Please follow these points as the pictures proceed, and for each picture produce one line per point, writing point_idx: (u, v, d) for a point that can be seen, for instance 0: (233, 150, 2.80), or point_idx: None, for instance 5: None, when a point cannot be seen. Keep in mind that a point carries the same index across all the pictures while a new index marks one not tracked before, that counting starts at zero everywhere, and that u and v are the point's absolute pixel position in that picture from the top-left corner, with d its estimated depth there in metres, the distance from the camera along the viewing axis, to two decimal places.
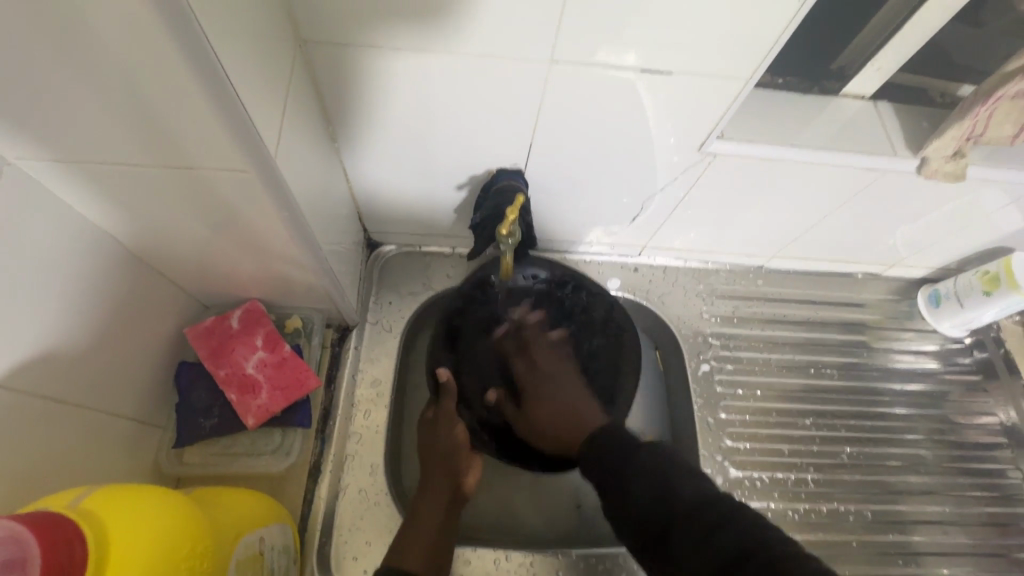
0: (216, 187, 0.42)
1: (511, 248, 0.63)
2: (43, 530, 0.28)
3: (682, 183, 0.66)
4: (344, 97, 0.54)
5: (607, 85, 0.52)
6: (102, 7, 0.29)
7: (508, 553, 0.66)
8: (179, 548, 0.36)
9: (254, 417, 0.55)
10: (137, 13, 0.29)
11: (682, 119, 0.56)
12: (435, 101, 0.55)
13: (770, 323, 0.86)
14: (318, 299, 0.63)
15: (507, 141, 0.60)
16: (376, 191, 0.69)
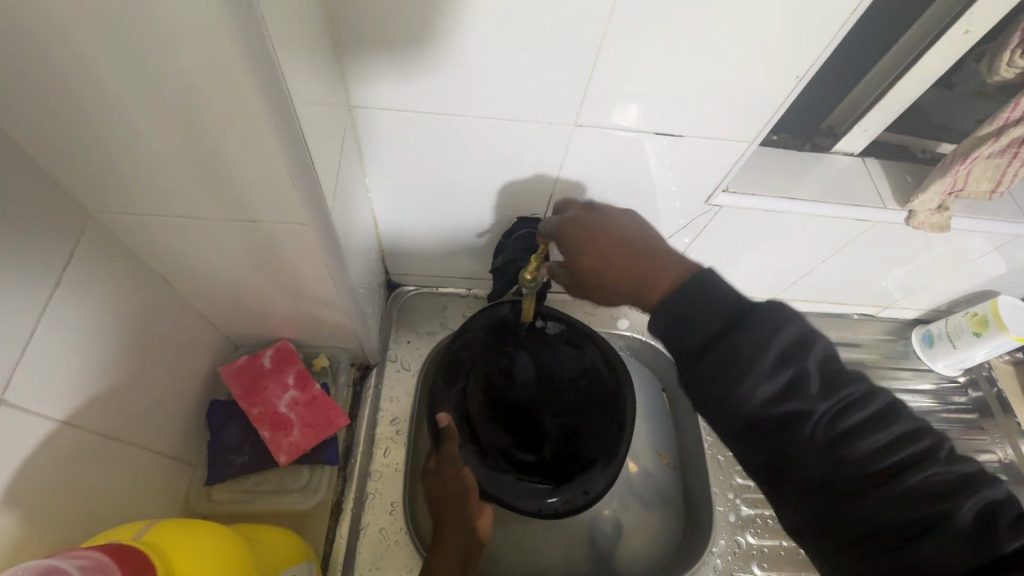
0: (272, 234, 0.45)
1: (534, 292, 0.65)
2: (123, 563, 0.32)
3: (691, 230, 0.71)
4: (380, 151, 0.59)
5: (622, 146, 0.57)
6: (210, 86, 0.33)
7: None
8: None
9: (286, 455, 0.56)
10: (243, 93, 0.33)
11: (692, 171, 0.61)
12: (465, 154, 0.59)
13: None
14: (345, 339, 0.66)
15: (529, 191, 0.64)
16: (401, 235, 0.73)
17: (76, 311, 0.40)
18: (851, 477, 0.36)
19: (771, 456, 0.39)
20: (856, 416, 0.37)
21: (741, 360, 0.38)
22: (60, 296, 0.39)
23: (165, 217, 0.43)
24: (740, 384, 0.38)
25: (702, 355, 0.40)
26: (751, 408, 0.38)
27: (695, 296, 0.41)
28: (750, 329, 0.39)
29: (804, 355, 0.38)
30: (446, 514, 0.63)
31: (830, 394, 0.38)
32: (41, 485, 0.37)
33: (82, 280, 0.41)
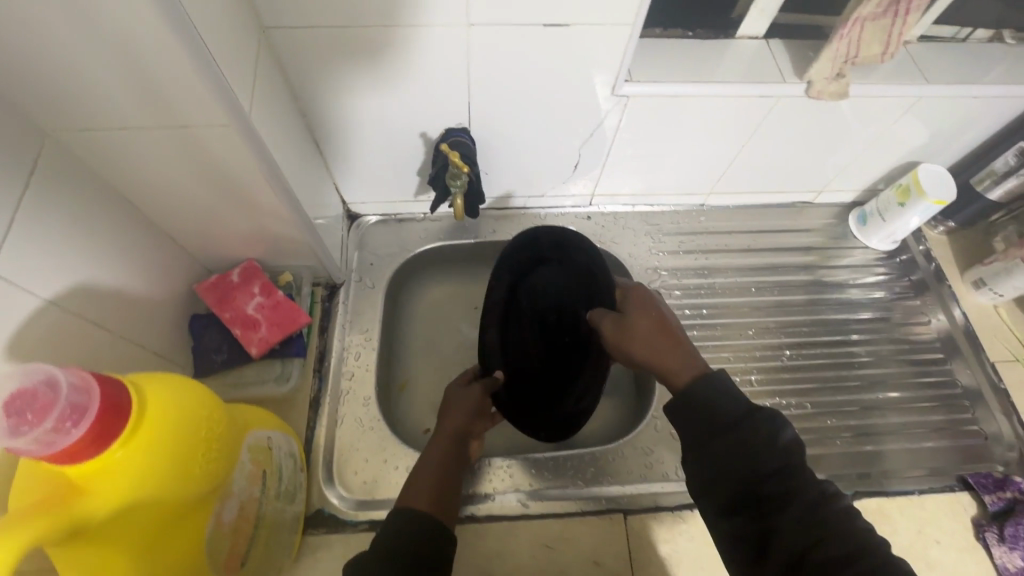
0: (205, 142, 0.52)
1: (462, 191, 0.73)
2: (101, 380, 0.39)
3: (609, 126, 0.76)
4: (306, 76, 0.65)
5: (521, 43, 0.63)
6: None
7: (490, 460, 0.73)
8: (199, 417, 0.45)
9: (257, 348, 0.66)
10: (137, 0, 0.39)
11: (592, 63, 0.66)
12: (383, 70, 0.65)
13: (714, 253, 0.95)
14: (305, 255, 0.74)
15: (449, 101, 0.70)
16: (349, 165, 0.80)
17: (49, 213, 0.48)
18: (825, 556, 0.45)
19: (756, 528, 0.48)
20: (830, 508, 0.47)
21: (734, 427, 0.50)
22: (33, 195, 0.47)
23: (108, 131, 0.50)
24: (751, 455, 0.49)
25: (700, 412, 0.52)
26: (751, 482, 0.48)
27: (715, 394, 0.53)
28: (755, 418, 0.50)
29: (795, 451, 0.50)
30: (451, 415, 0.70)
31: (806, 477, 0.49)
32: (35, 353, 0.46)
33: (49, 188, 0.49)
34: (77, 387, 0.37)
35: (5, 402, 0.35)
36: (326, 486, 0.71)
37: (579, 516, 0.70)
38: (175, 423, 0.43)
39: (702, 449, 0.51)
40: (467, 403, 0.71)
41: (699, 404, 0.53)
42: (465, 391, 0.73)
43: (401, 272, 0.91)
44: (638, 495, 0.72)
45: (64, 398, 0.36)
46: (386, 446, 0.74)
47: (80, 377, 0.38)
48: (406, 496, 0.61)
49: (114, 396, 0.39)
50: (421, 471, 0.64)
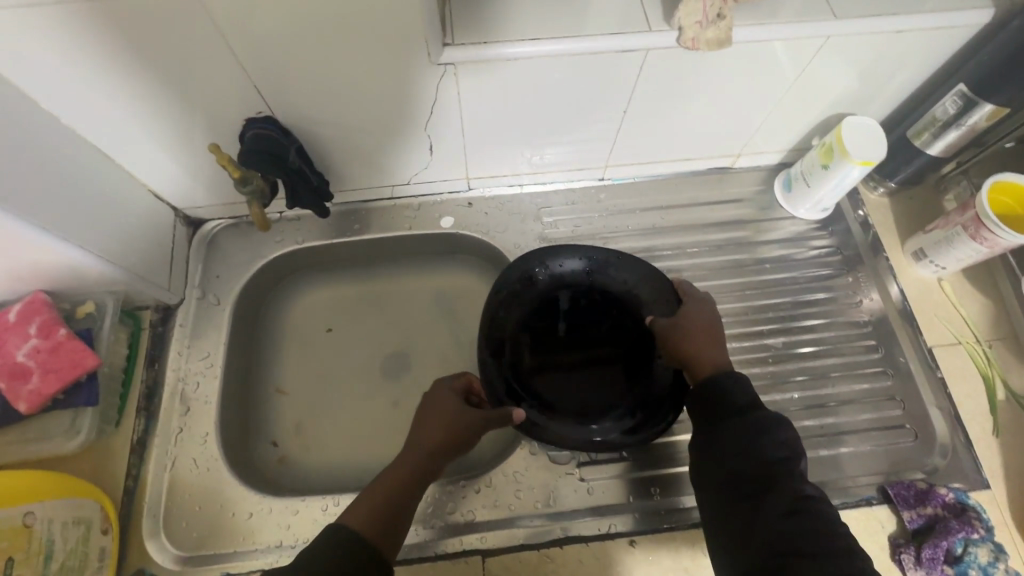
0: None
1: (252, 196, 0.67)
2: None
3: (450, 101, 0.63)
4: (34, 73, 0.52)
5: (281, 8, 0.50)
6: None
7: (481, 486, 0.65)
8: None
9: (25, 403, 0.57)
10: None
11: (388, 26, 0.53)
12: (125, 55, 0.53)
13: (616, 236, 0.82)
14: (99, 278, 0.64)
15: (229, 84, 0.58)
16: (156, 168, 0.68)
17: None
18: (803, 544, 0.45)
19: (749, 516, 0.48)
20: (815, 505, 0.47)
21: (739, 418, 0.52)
22: None
23: None
24: (749, 445, 0.50)
25: (711, 399, 0.54)
26: (754, 473, 0.48)
27: (731, 383, 0.54)
28: (762, 413, 0.52)
29: (796, 447, 0.50)
30: (438, 423, 0.59)
31: (801, 475, 0.49)
32: None
33: None
34: None
35: None
36: (149, 542, 0.63)
37: (430, 561, 0.62)
38: None
39: (709, 433, 0.52)
40: (454, 413, 0.60)
41: (713, 390, 0.54)
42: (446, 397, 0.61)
43: (255, 283, 0.80)
44: (504, 529, 0.63)
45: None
46: (221, 490, 0.66)
47: None
48: (353, 510, 0.52)
49: None
50: (379, 486, 0.54)
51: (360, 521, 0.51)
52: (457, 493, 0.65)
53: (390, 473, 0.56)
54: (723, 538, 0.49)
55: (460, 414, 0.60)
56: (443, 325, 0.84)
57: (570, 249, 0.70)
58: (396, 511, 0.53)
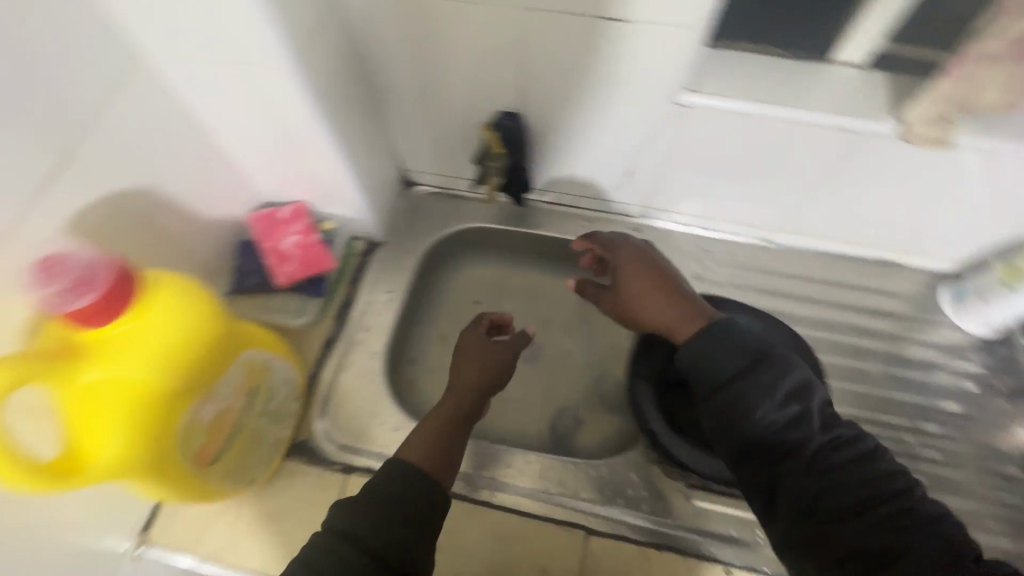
0: (264, 84, 0.58)
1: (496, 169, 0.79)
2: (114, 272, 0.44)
3: (667, 137, 0.73)
4: (375, 44, 0.68)
5: (577, 38, 0.62)
6: None
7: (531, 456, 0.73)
8: (199, 324, 0.50)
9: (282, 278, 0.73)
10: None
11: (651, 68, 0.64)
12: (442, 45, 0.67)
13: (767, 295, 0.87)
14: (346, 205, 0.80)
15: (502, 83, 0.71)
16: (407, 132, 0.84)
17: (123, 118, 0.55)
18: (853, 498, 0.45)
19: (806, 494, 0.46)
20: (857, 453, 0.47)
21: (754, 395, 0.48)
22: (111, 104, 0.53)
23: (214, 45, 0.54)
24: (745, 406, 0.49)
25: (705, 384, 0.51)
26: (737, 447, 0.49)
27: (724, 342, 0.51)
28: (764, 372, 0.49)
29: (809, 396, 0.49)
30: (468, 375, 0.68)
31: (825, 429, 0.48)
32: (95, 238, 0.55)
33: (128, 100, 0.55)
34: (85, 277, 0.43)
35: (48, 270, 0.43)
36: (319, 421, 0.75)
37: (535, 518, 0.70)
38: (158, 345, 0.48)
39: (733, 398, 0.49)
40: (486, 354, 0.70)
41: (708, 349, 0.51)
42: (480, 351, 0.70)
43: (440, 244, 0.94)
44: (608, 516, 0.70)
45: (82, 259, 0.44)
46: (380, 400, 0.78)
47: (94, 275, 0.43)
48: (407, 447, 0.60)
49: (120, 286, 0.45)
50: (423, 429, 0.62)
51: (417, 458, 0.59)
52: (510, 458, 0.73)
53: (429, 419, 0.64)
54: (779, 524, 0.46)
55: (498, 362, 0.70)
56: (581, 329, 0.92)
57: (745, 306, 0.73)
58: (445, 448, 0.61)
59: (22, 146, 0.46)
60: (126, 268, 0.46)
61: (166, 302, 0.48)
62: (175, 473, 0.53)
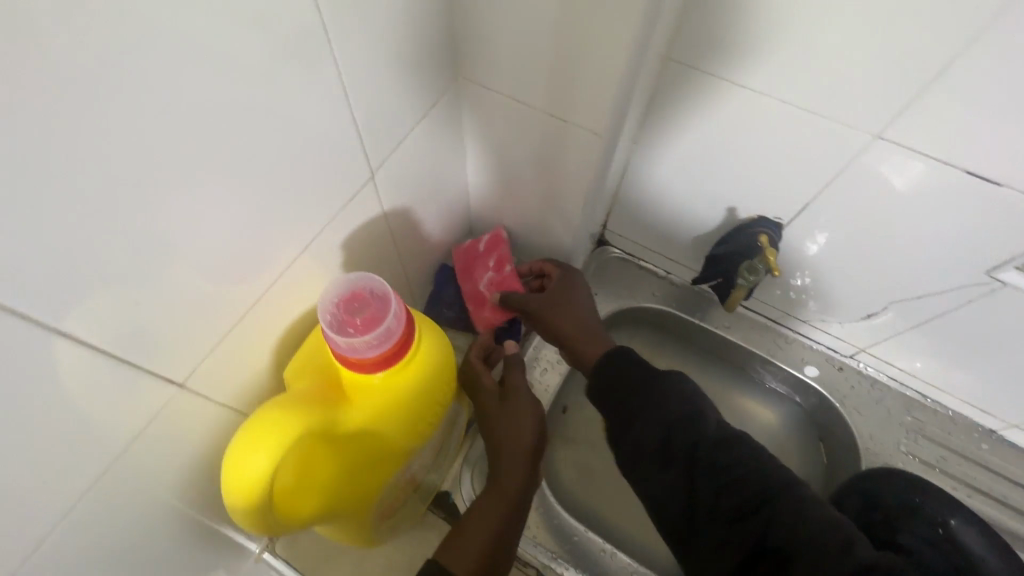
0: (568, 140, 0.53)
1: (746, 286, 0.69)
2: (405, 332, 0.40)
3: (951, 300, 0.64)
4: (664, 116, 0.63)
5: (915, 178, 0.54)
6: (607, 17, 0.40)
7: (575, 534, 0.68)
8: (439, 386, 0.46)
9: (481, 326, 0.70)
10: (624, 27, 0.40)
11: (988, 232, 0.55)
12: (738, 138, 0.61)
13: (981, 496, 0.74)
14: (555, 261, 0.74)
15: (783, 192, 0.64)
16: (632, 201, 0.78)
17: (420, 139, 0.52)
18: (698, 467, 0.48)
19: (680, 489, 0.48)
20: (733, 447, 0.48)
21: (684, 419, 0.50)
22: (417, 126, 0.51)
23: (548, 87, 0.48)
24: (686, 435, 0.49)
25: (623, 383, 0.54)
26: (651, 446, 0.50)
27: (625, 366, 0.55)
28: (649, 377, 0.54)
29: (688, 389, 0.52)
30: (512, 459, 0.61)
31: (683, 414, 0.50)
32: (358, 251, 0.52)
33: (429, 123, 0.53)
34: (384, 333, 0.38)
35: (345, 303, 0.39)
36: None
37: None
38: (409, 406, 0.43)
39: (682, 435, 0.50)
40: (525, 412, 0.62)
41: (632, 382, 0.54)
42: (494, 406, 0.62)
43: (615, 316, 0.87)
44: None
45: (389, 323, 0.39)
46: None
47: (389, 331, 0.39)
48: (453, 550, 0.54)
49: (403, 345, 0.40)
50: (468, 530, 0.55)
51: (461, 565, 0.53)
52: (544, 530, 0.68)
53: (479, 516, 0.57)
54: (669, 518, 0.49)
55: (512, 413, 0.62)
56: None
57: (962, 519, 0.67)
58: (493, 552, 0.55)
59: (347, 159, 0.44)
60: (410, 321, 0.41)
61: (424, 359, 0.44)
62: (363, 521, 0.49)
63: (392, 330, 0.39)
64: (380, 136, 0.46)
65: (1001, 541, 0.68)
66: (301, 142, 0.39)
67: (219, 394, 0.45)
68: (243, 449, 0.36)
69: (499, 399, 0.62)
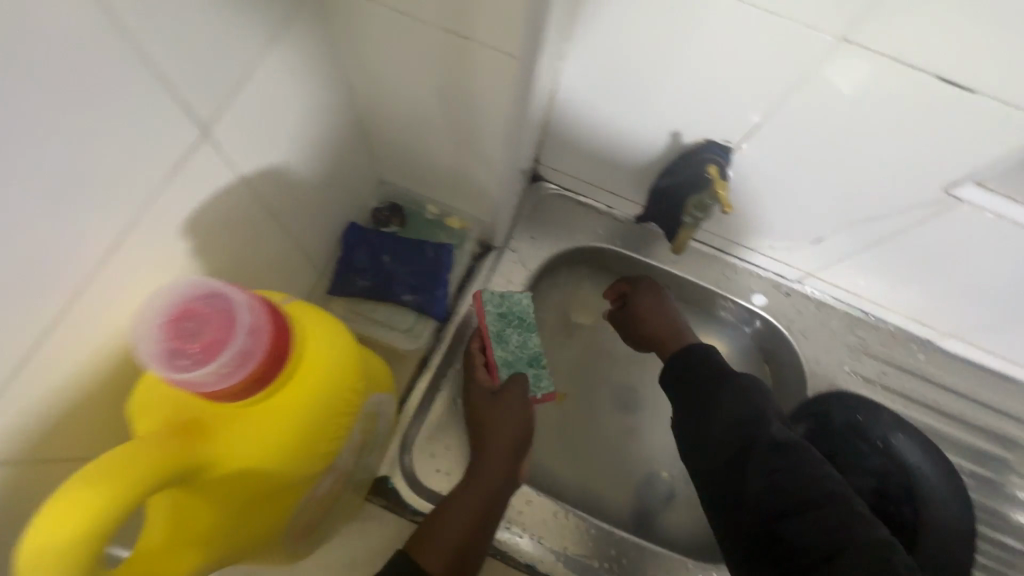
0: (474, 66, 0.41)
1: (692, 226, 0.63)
2: (275, 343, 0.31)
3: (906, 219, 0.60)
4: (596, 24, 0.52)
5: (880, 89, 0.47)
6: None
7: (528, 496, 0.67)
8: (337, 400, 0.38)
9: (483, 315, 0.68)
10: None
11: (954, 148, 0.49)
12: (685, 48, 0.51)
13: (913, 404, 0.77)
14: (485, 209, 0.64)
15: (736, 109, 0.55)
16: (567, 128, 0.68)
17: (278, 74, 0.39)
18: (755, 469, 0.49)
19: (731, 486, 0.50)
20: (787, 452, 0.49)
21: (739, 416, 0.52)
22: (269, 57, 0.38)
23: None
24: (743, 431, 0.51)
25: (700, 384, 0.57)
26: (716, 442, 0.52)
27: (705, 368, 0.58)
28: (728, 381, 0.55)
29: (756, 394, 0.54)
30: (492, 458, 0.60)
31: (745, 409, 0.52)
32: (218, 230, 0.40)
33: (287, 52, 0.39)
34: (239, 355, 0.30)
35: (171, 326, 0.29)
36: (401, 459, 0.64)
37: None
38: (296, 430, 0.35)
39: (743, 431, 0.51)
40: (515, 414, 0.62)
41: (707, 382, 0.57)
42: (493, 405, 0.63)
43: (556, 259, 0.80)
44: None
45: (234, 349, 0.29)
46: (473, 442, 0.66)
47: (246, 353, 0.30)
48: (430, 539, 0.53)
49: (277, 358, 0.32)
50: (445, 524, 0.54)
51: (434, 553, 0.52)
52: None
53: (456, 506, 0.56)
54: (730, 525, 0.49)
55: (505, 414, 0.62)
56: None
57: (896, 427, 0.71)
58: (465, 542, 0.55)
59: (166, 114, 0.31)
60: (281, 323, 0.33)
61: (312, 369, 0.36)
62: (257, 553, 0.42)
63: (250, 351, 0.30)
64: (213, 77, 0.33)
65: (934, 448, 0.71)
66: (73, 100, 0.26)
67: (52, 446, 0.34)
68: (43, 525, 0.26)
69: (490, 393, 0.64)
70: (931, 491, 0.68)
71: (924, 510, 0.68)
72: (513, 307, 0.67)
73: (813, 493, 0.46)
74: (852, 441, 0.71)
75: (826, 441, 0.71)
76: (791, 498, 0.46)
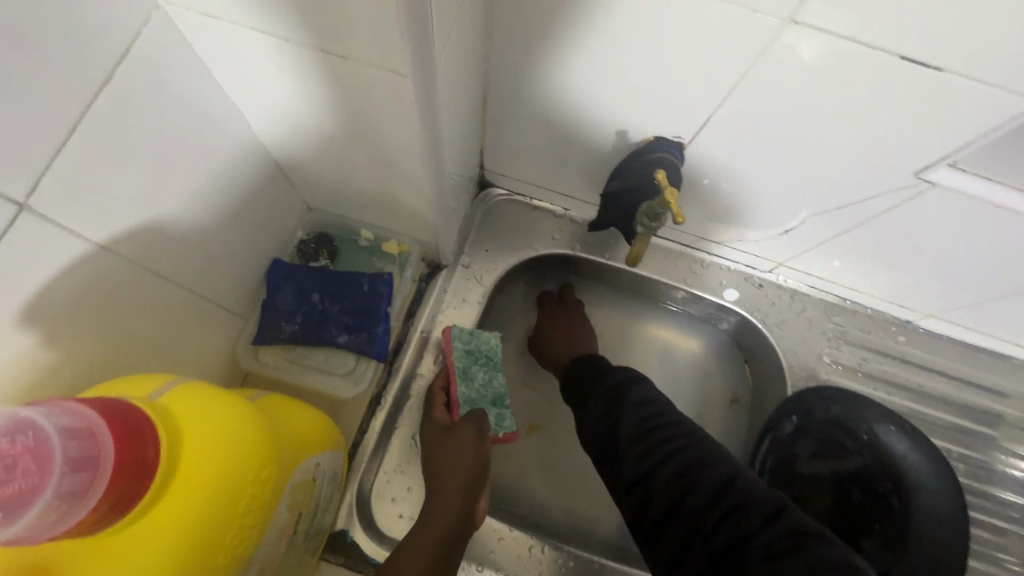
0: (365, 85, 0.36)
1: (647, 233, 0.59)
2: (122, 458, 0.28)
3: (877, 205, 0.55)
4: (516, 19, 0.46)
5: (831, 73, 0.42)
6: None
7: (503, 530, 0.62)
8: (233, 494, 0.33)
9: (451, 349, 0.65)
10: None
11: (919, 130, 0.44)
12: (615, 41, 0.45)
13: (896, 389, 0.73)
14: (422, 231, 0.58)
15: (682, 102, 0.50)
16: (506, 131, 0.62)
17: (130, 119, 0.34)
18: (622, 441, 0.50)
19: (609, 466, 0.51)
20: (650, 416, 0.50)
21: (610, 396, 0.54)
22: (111, 102, 0.32)
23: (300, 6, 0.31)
24: (611, 407, 0.53)
25: (583, 376, 0.59)
26: (594, 425, 0.53)
27: (588, 363, 0.60)
28: (605, 369, 0.57)
29: (625, 372, 0.55)
30: (449, 492, 0.54)
31: (611, 386, 0.54)
32: (85, 304, 0.34)
33: (136, 92, 0.34)
34: (70, 492, 0.26)
35: None
36: (358, 509, 0.59)
37: None
38: (176, 538, 0.30)
39: (612, 407, 0.53)
40: (473, 445, 0.57)
41: (586, 370, 0.59)
42: (448, 438, 0.58)
43: (514, 271, 0.74)
44: None
45: (52, 491, 0.25)
46: None
47: (78, 489, 0.27)
48: None
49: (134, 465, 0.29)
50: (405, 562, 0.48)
51: None
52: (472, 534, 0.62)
53: (413, 549, 0.49)
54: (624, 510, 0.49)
55: (460, 446, 0.57)
56: (657, 377, 0.78)
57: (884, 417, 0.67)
58: None
59: None
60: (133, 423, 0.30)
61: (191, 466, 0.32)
62: None
63: (84, 484, 0.27)
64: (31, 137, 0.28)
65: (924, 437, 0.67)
66: None
67: None
68: None
69: (444, 426, 0.59)
70: (922, 480, 0.65)
71: (916, 502, 0.65)
72: (481, 346, 0.64)
73: (673, 448, 0.47)
74: (835, 435, 0.68)
75: (808, 437, 0.69)
76: (653, 459, 0.47)
